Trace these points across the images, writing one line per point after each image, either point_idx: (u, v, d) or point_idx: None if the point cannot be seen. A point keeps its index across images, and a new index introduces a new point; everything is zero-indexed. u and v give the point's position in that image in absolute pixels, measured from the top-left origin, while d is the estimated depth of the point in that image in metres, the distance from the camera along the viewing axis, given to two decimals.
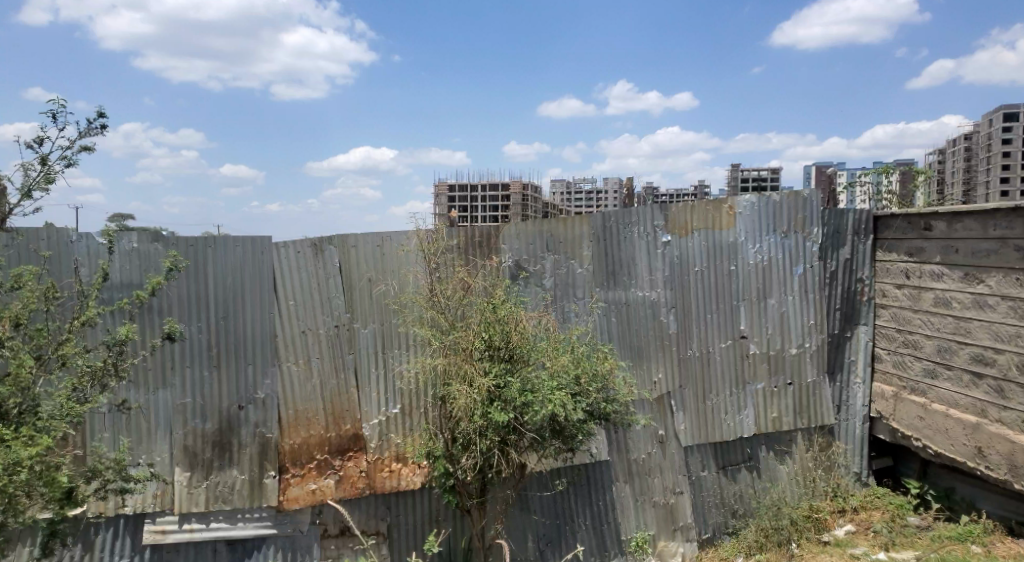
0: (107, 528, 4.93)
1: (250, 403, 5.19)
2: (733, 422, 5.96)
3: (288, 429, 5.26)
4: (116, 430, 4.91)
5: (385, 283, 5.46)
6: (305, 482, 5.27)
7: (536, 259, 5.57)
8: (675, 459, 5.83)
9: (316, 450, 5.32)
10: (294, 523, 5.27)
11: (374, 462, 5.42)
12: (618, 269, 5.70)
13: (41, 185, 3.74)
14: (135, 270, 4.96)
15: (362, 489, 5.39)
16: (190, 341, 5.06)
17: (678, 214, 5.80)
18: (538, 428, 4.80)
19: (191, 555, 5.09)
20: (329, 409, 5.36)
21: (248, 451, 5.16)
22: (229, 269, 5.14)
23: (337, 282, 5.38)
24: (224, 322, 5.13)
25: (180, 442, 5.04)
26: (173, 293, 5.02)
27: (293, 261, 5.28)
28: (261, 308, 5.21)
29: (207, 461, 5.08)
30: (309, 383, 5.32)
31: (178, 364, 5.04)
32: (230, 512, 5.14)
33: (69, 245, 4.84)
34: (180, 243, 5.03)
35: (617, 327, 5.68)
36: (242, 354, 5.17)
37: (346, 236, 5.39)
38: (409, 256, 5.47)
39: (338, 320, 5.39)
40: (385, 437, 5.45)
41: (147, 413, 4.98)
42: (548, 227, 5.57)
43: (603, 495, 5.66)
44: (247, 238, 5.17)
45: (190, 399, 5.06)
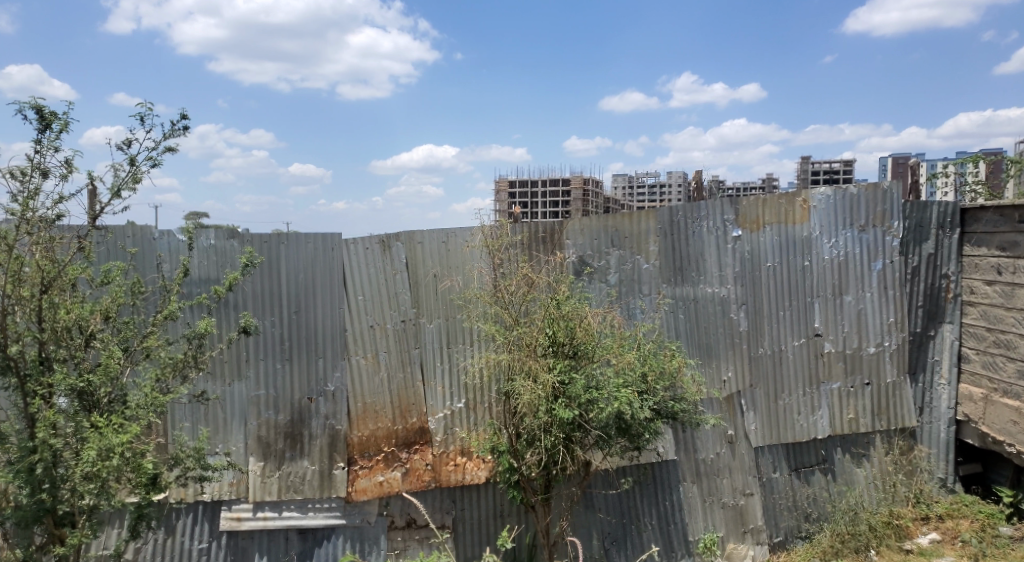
0: (187, 513, 5.15)
1: (321, 396, 5.32)
2: (807, 423, 5.77)
3: (357, 421, 5.38)
4: (195, 420, 5.12)
5: (450, 279, 5.50)
6: (373, 475, 5.38)
7: (601, 255, 5.51)
8: (745, 460, 5.69)
9: (383, 443, 5.42)
10: (363, 514, 5.38)
11: (440, 455, 5.48)
12: (685, 264, 5.59)
13: (130, 185, 3.91)
14: (213, 266, 5.15)
15: (429, 482, 5.46)
16: (264, 335, 5.22)
17: (749, 208, 5.64)
18: (604, 426, 4.75)
19: (265, 542, 5.27)
20: (396, 403, 5.45)
21: (318, 442, 5.30)
22: (301, 265, 5.28)
23: (404, 278, 5.46)
24: (296, 316, 5.28)
25: (255, 433, 5.21)
26: (248, 289, 5.19)
27: (361, 257, 5.39)
28: (331, 303, 5.34)
29: (279, 451, 5.24)
30: (377, 377, 5.42)
31: (253, 357, 5.21)
32: (301, 502, 5.29)
33: (153, 243, 5.07)
34: (255, 240, 5.20)
35: (684, 324, 5.57)
36: (313, 347, 5.31)
37: (412, 232, 5.46)
38: (474, 252, 5.51)
39: (405, 315, 5.46)
40: (450, 431, 5.50)
41: (224, 404, 5.17)
42: (613, 222, 5.51)
43: (670, 495, 5.57)
44: (317, 235, 5.30)
45: (264, 391, 5.23)
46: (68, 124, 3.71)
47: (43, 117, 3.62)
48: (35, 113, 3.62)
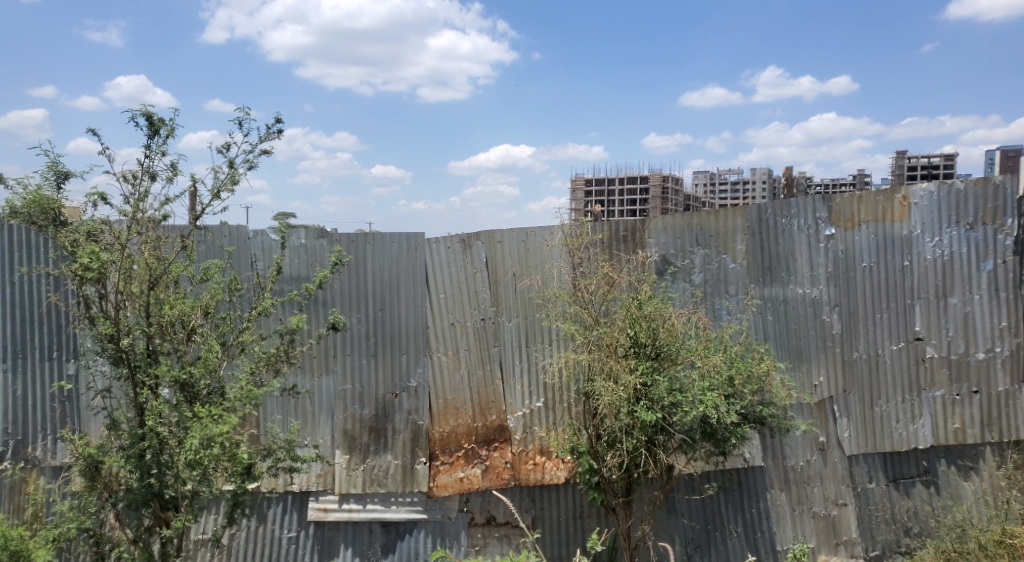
0: (278, 503, 5.35)
1: (404, 392, 5.42)
2: (907, 432, 5.46)
3: (438, 417, 5.46)
4: (286, 413, 5.32)
5: (530, 278, 5.51)
6: (454, 470, 5.45)
7: (685, 254, 5.39)
8: (837, 468, 5.45)
9: (464, 439, 5.48)
10: (444, 509, 5.45)
11: (520, 454, 5.49)
12: (774, 264, 5.39)
13: (228, 187, 4.09)
14: (304, 264, 5.36)
15: (508, 480, 5.48)
16: (352, 331, 5.37)
17: (843, 205, 5.40)
18: (687, 429, 4.65)
19: (350, 534, 5.41)
20: (477, 400, 5.50)
21: (401, 437, 5.40)
22: (386, 264, 5.41)
23: (484, 277, 5.51)
24: (381, 313, 5.40)
25: (341, 427, 5.36)
26: (336, 286, 5.36)
27: (443, 257, 5.48)
28: (414, 300, 5.44)
29: (364, 445, 5.37)
30: (457, 374, 5.49)
31: (340, 353, 5.37)
32: (384, 496, 5.41)
33: (248, 242, 5.31)
34: (343, 240, 5.37)
35: (773, 326, 5.38)
36: (397, 344, 5.42)
37: (493, 231, 5.52)
38: (554, 251, 5.48)
39: (485, 313, 5.52)
40: (529, 429, 5.51)
41: (313, 398, 5.34)
42: (698, 220, 5.38)
43: (756, 503, 5.39)
44: (401, 235, 5.42)
45: (350, 386, 5.38)
46: (174, 129, 3.91)
47: (152, 124, 3.83)
48: (145, 120, 3.83)
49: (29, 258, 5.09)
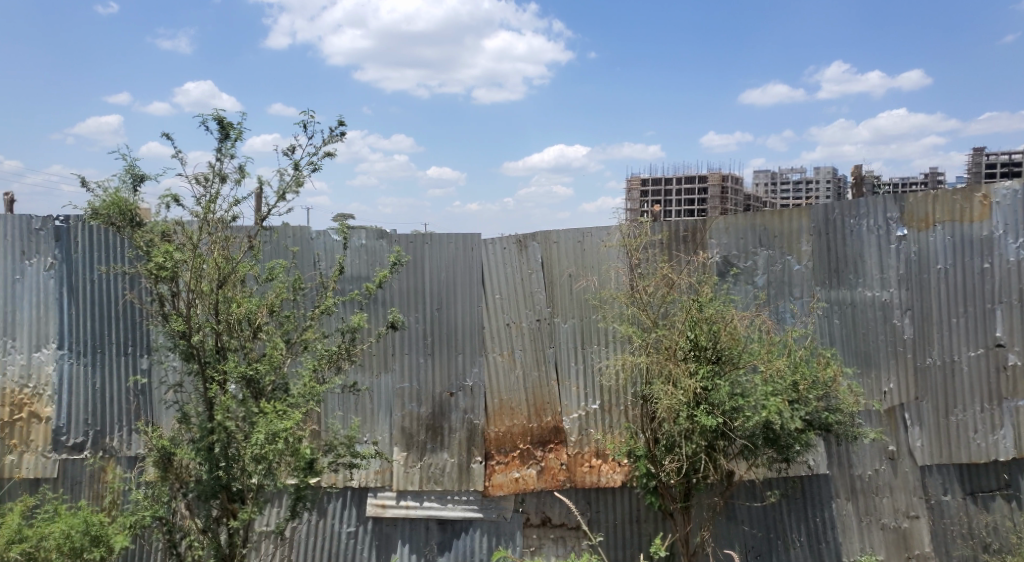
0: (338, 498, 5.46)
1: (460, 391, 5.46)
2: (986, 443, 5.20)
3: (494, 417, 5.48)
4: (346, 410, 5.44)
5: (586, 279, 5.46)
6: (510, 470, 5.45)
7: (747, 255, 5.27)
8: (908, 479, 5.23)
9: (519, 439, 5.48)
10: (499, 509, 5.46)
11: (575, 455, 5.46)
12: (841, 266, 5.22)
13: (293, 189, 4.20)
14: (364, 264, 5.47)
15: (564, 482, 5.46)
16: (410, 330, 5.44)
17: (917, 205, 5.19)
18: (749, 435, 4.54)
19: (407, 530, 5.47)
20: (532, 401, 5.50)
21: (457, 436, 5.44)
22: (444, 264, 5.47)
23: (540, 277, 5.51)
24: (438, 313, 5.46)
25: (399, 424, 5.44)
26: (395, 286, 5.44)
27: (500, 257, 5.51)
28: (471, 301, 5.48)
29: (421, 443, 5.44)
30: (513, 374, 5.49)
31: (398, 351, 5.45)
32: (441, 494, 5.46)
33: (311, 242, 5.45)
34: (402, 240, 5.46)
35: (840, 330, 5.21)
36: (453, 343, 5.46)
37: (549, 232, 5.50)
38: (612, 252, 5.42)
39: (540, 314, 5.51)
40: (585, 431, 5.47)
41: (372, 395, 5.44)
42: (761, 220, 5.25)
43: (821, 512, 5.23)
44: (458, 235, 5.48)
45: (408, 384, 5.45)
46: (243, 133, 4.03)
47: (223, 127, 3.96)
48: (217, 123, 3.96)
49: (108, 257, 5.33)
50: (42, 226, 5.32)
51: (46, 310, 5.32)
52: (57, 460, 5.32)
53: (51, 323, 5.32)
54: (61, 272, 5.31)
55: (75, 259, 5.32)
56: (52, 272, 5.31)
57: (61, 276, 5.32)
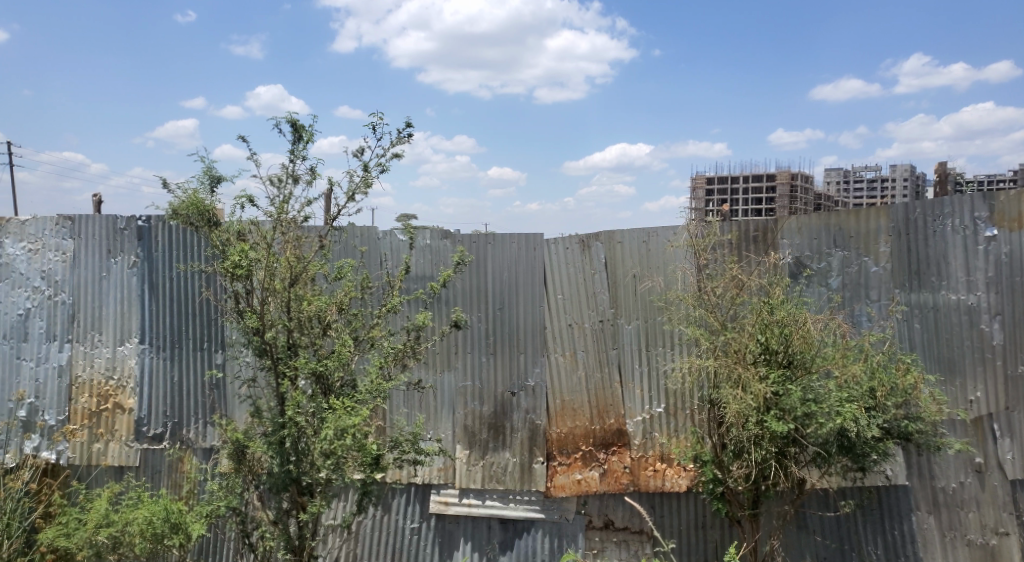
0: (402, 494, 5.54)
1: (522, 390, 5.46)
2: None
3: (556, 417, 5.45)
4: (411, 407, 5.53)
5: (651, 280, 5.36)
6: (572, 472, 5.41)
7: (821, 256, 5.10)
8: (997, 494, 4.94)
9: (582, 441, 5.44)
10: (562, 510, 5.44)
11: (639, 459, 5.38)
12: (922, 268, 4.98)
13: (362, 190, 4.27)
14: (429, 263, 5.54)
15: (627, 485, 5.38)
16: (472, 329, 5.49)
17: (1008, 203, 4.87)
18: (823, 442, 4.38)
19: (469, 528, 5.51)
20: (595, 402, 5.44)
21: (519, 435, 5.44)
22: (507, 264, 5.49)
23: (603, 278, 5.45)
24: (500, 313, 5.48)
25: (462, 422, 5.49)
26: (458, 286, 5.51)
27: (563, 257, 5.48)
28: (533, 301, 5.48)
29: (483, 441, 5.47)
30: (575, 375, 5.46)
31: (461, 350, 5.50)
32: (503, 493, 5.47)
33: (378, 242, 5.57)
34: (465, 240, 5.51)
35: (921, 335, 4.98)
36: (515, 343, 5.47)
37: (613, 231, 5.44)
38: (678, 252, 5.31)
39: (603, 315, 5.45)
40: (649, 435, 5.37)
41: (435, 393, 5.51)
42: (836, 220, 5.07)
43: (900, 525, 5.01)
44: (521, 235, 5.48)
45: (470, 383, 5.49)
46: (314, 135, 4.13)
47: (295, 130, 4.07)
48: (290, 126, 4.07)
49: (186, 256, 5.54)
50: (126, 226, 5.58)
51: (130, 306, 5.58)
52: (138, 449, 5.58)
53: (134, 318, 5.58)
54: (143, 270, 5.57)
55: (156, 258, 5.56)
56: (135, 270, 5.57)
57: (143, 273, 5.57)
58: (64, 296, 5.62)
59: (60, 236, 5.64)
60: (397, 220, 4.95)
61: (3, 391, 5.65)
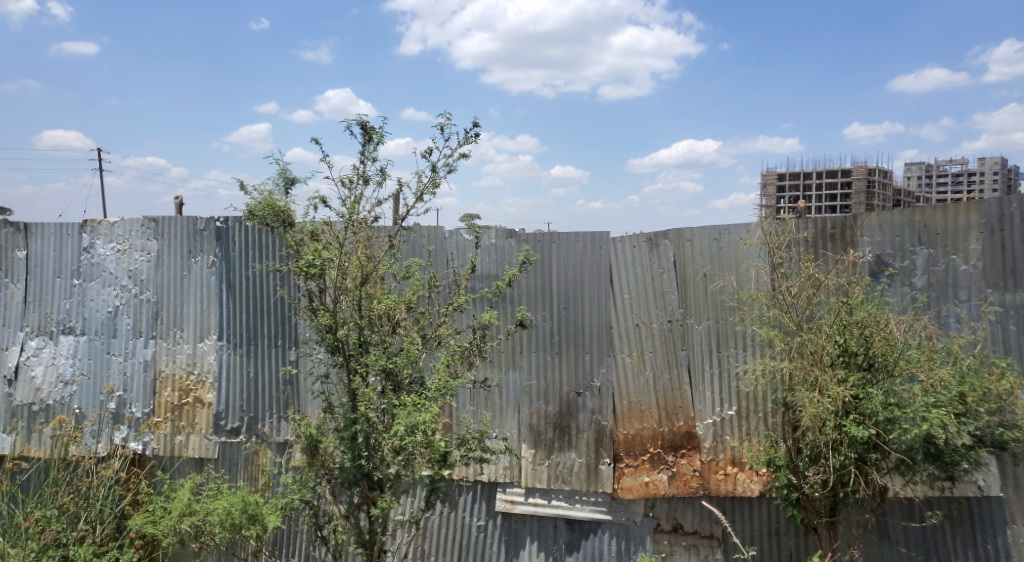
0: (469, 491, 5.58)
1: (587, 391, 5.41)
2: None
3: (623, 418, 5.38)
4: (477, 405, 5.56)
5: (723, 279, 5.22)
6: (639, 474, 5.33)
7: (904, 254, 4.86)
8: None
9: (649, 443, 5.34)
10: (629, 512, 5.36)
11: (709, 463, 5.24)
12: (1018, 266, 4.68)
13: (430, 190, 4.31)
14: (495, 263, 5.56)
15: (697, 489, 5.26)
16: (537, 329, 5.48)
17: None
18: (907, 449, 4.16)
19: (535, 528, 5.51)
20: (663, 404, 5.34)
21: (585, 436, 5.40)
22: (571, 263, 5.45)
23: (671, 277, 5.34)
24: (565, 312, 5.45)
25: (527, 421, 5.49)
26: (523, 285, 5.51)
27: (629, 256, 5.40)
28: (599, 300, 5.42)
29: (548, 441, 5.45)
30: (642, 376, 5.37)
31: (525, 349, 5.50)
32: (569, 493, 5.43)
33: (444, 241, 5.64)
34: (530, 239, 5.51)
35: (1017, 338, 4.68)
36: (581, 343, 5.43)
37: (682, 229, 5.32)
38: (751, 250, 5.16)
39: (672, 315, 5.34)
40: (720, 438, 5.23)
41: (501, 391, 5.53)
42: (921, 216, 4.82)
43: (993, 538, 4.73)
44: (586, 234, 5.44)
45: (535, 382, 5.48)
46: (383, 136, 4.19)
47: (366, 131, 4.14)
48: (361, 128, 4.15)
49: (262, 255, 5.73)
50: (206, 227, 5.81)
51: (209, 304, 5.81)
52: (217, 442, 5.80)
53: (212, 315, 5.80)
54: (221, 269, 5.78)
55: (233, 258, 5.77)
56: (214, 269, 5.79)
57: (221, 272, 5.78)
58: (149, 294, 5.90)
59: (145, 237, 5.92)
60: (463, 220, 4.98)
61: (95, 384, 5.97)
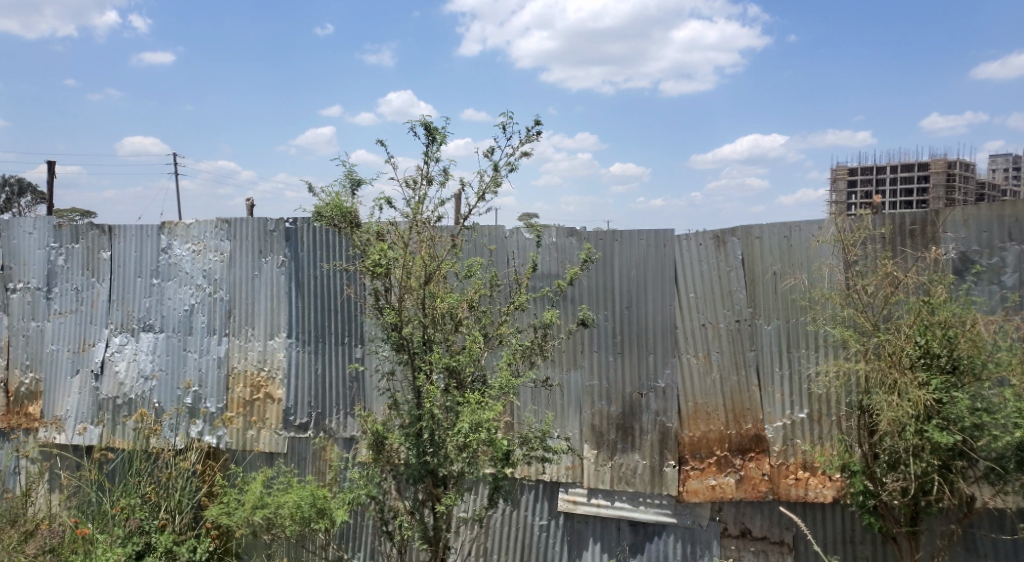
0: (531, 490, 5.57)
1: (651, 391, 5.32)
2: None
3: (688, 420, 5.26)
4: (539, 404, 5.55)
5: (794, 278, 5.05)
6: (705, 477, 5.20)
7: (992, 251, 4.60)
8: None
9: (716, 446, 5.21)
10: (694, 516, 5.25)
11: (779, 467, 5.08)
12: None
13: (492, 190, 4.32)
14: (556, 261, 5.53)
15: (766, 494, 5.10)
16: (599, 328, 5.43)
17: None
18: (996, 457, 4.01)
19: (598, 529, 5.45)
20: (730, 406, 5.19)
21: (649, 437, 5.31)
22: (635, 261, 5.37)
23: (739, 276, 5.19)
24: (628, 311, 5.38)
25: (589, 421, 5.44)
26: (585, 283, 5.46)
27: (695, 254, 5.27)
28: (663, 299, 5.31)
29: (611, 442, 5.38)
30: (709, 377, 5.23)
31: (587, 348, 5.45)
32: (633, 495, 5.36)
33: (505, 240, 5.64)
34: (592, 237, 5.45)
35: None
36: (644, 343, 5.34)
37: (750, 226, 5.17)
38: (824, 248, 4.97)
39: (740, 315, 5.19)
40: (790, 442, 5.07)
41: (562, 391, 5.50)
42: (1011, 211, 4.54)
43: None
44: (650, 232, 5.34)
45: (597, 382, 5.43)
46: (446, 137, 4.22)
47: (429, 132, 4.17)
48: (424, 129, 4.18)
49: (329, 255, 5.86)
50: (276, 228, 5.97)
51: (279, 303, 5.97)
52: (287, 437, 5.96)
53: (282, 313, 5.97)
54: (290, 269, 5.93)
55: (302, 257, 5.92)
56: (283, 269, 5.95)
57: (290, 272, 5.94)
58: (222, 293, 6.11)
59: (218, 238, 6.13)
60: (523, 219, 4.97)
61: (172, 379, 6.22)
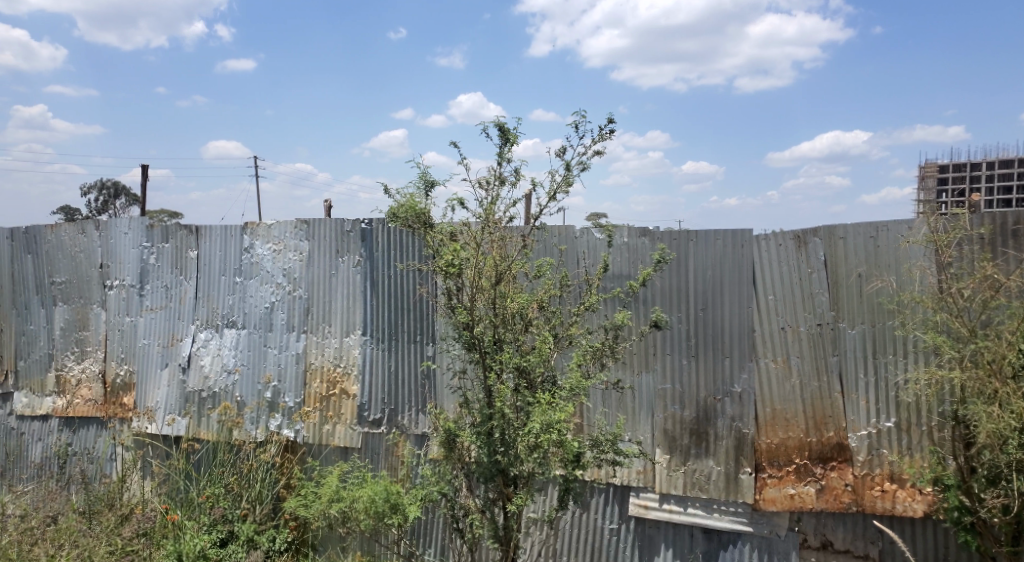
0: (601, 493, 5.51)
1: (727, 396, 5.17)
2: None
3: (765, 427, 5.08)
4: (610, 407, 5.49)
5: (880, 280, 4.82)
6: (784, 486, 5.02)
7: None
8: None
9: (795, 454, 5.01)
10: (772, 525, 5.08)
11: (863, 478, 4.85)
12: None
13: (563, 189, 4.29)
14: (628, 262, 5.44)
15: (849, 505, 4.88)
16: (673, 330, 5.32)
17: None
18: None
19: (670, 535, 5.34)
20: (811, 413, 4.99)
21: (723, 443, 5.16)
22: (710, 262, 5.23)
23: (822, 278, 4.98)
24: (703, 313, 5.24)
25: (661, 426, 5.34)
26: (658, 285, 5.37)
27: (774, 255, 5.09)
28: (740, 301, 5.15)
29: (684, 447, 5.26)
30: (788, 383, 5.05)
31: (660, 351, 5.35)
32: (706, 502, 5.22)
33: (575, 241, 5.60)
34: (665, 238, 5.34)
35: None
36: (720, 346, 5.19)
37: (834, 226, 4.95)
38: (914, 249, 4.72)
39: (822, 318, 4.98)
40: (876, 452, 4.82)
41: (634, 393, 5.42)
42: None
43: None
44: (727, 232, 5.18)
45: (670, 385, 5.32)
46: (517, 138, 4.22)
47: (502, 133, 4.18)
48: (498, 130, 4.19)
49: (402, 254, 5.95)
50: (352, 229, 6.10)
51: (354, 301, 6.12)
52: (360, 433, 6.09)
53: (357, 311, 6.11)
54: (366, 268, 6.06)
55: (376, 257, 6.04)
56: (358, 268, 6.09)
57: (365, 271, 6.07)
58: (300, 291, 6.31)
59: (297, 238, 6.33)
60: (594, 219, 4.92)
61: (253, 373, 6.46)
